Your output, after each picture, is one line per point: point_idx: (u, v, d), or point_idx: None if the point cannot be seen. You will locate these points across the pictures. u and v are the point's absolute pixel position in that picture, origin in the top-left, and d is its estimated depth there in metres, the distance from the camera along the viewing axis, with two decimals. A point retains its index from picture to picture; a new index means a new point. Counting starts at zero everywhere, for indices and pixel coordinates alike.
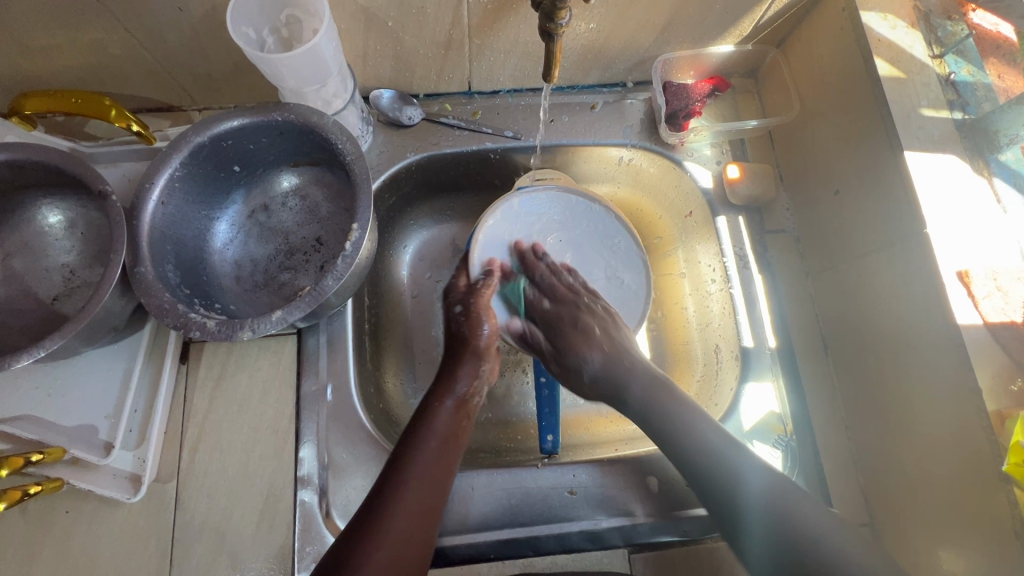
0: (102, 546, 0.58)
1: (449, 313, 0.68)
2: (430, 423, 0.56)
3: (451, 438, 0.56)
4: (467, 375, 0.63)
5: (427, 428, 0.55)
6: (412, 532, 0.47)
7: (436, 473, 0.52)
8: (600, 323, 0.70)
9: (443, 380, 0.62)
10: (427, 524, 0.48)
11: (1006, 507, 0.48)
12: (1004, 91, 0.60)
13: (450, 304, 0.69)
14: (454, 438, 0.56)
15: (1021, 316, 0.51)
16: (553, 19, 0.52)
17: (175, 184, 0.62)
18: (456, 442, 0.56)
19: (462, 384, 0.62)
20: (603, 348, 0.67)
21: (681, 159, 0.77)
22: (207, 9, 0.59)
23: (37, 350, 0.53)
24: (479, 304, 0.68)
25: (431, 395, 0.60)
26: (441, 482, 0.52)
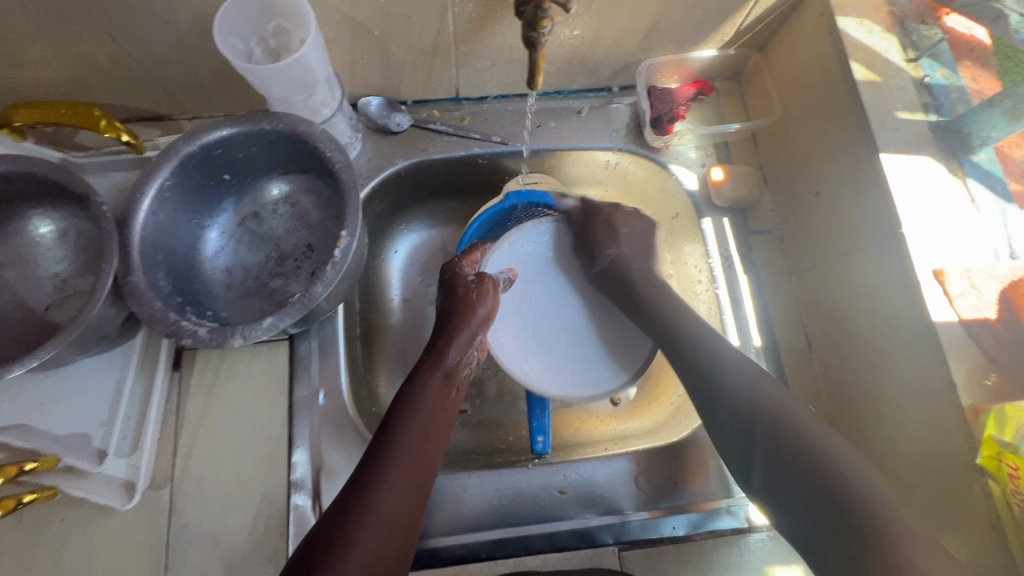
0: (97, 553, 0.59)
1: (459, 278, 0.65)
2: (420, 397, 0.56)
3: (437, 410, 0.56)
4: (459, 346, 0.61)
5: (415, 401, 0.56)
6: (400, 505, 0.48)
7: (424, 445, 0.53)
8: (629, 223, 0.73)
9: (434, 352, 0.61)
10: (414, 496, 0.50)
11: (980, 498, 0.49)
12: (977, 94, 0.61)
13: (460, 275, 0.66)
14: (443, 412, 0.57)
15: (994, 313, 0.53)
16: (535, 28, 0.53)
17: (165, 193, 0.62)
18: (443, 415, 0.57)
19: (453, 356, 0.61)
20: (624, 245, 0.71)
21: (667, 162, 0.78)
22: (195, 21, 0.59)
23: (30, 359, 0.53)
24: (488, 282, 0.65)
25: (420, 367, 0.60)
26: (429, 456, 0.53)
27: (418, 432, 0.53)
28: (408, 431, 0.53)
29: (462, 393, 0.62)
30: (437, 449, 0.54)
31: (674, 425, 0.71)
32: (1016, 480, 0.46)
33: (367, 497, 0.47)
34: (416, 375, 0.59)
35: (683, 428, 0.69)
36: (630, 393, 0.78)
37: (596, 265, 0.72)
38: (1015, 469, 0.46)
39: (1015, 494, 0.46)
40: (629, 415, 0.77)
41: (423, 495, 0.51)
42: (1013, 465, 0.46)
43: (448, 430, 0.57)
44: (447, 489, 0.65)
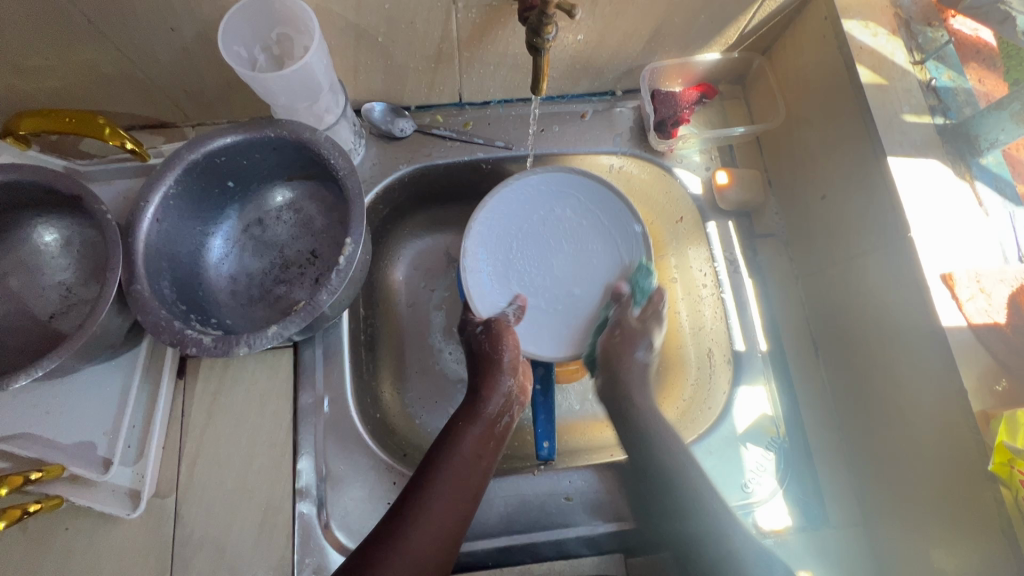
0: (103, 562, 0.59)
1: (471, 333, 0.67)
2: (457, 445, 0.57)
3: (475, 457, 0.57)
4: (498, 395, 0.61)
5: (453, 451, 0.56)
6: (424, 557, 0.49)
7: (458, 493, 0.53)
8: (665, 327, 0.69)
9: (473, 400, 0.61)
10: (441, 549, 0.50)
11: (992, 505, 0.49)
12: (983, 96, 0.62)
13: (472, 326, 0.68)
14: (481, 460, 0.57)
15: (1004, 317, 0.52)
16: (539, 34, 0.53)
17: (170, 202, 0.62)
18: (482, 466, 0.57)
19: (491, 406, 0.61)
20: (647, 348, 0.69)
21: (671, 165, 0.78)
22: (199, 29, 0.60)
23: (35, 369, 0.53)
24: (500, 325, 0.66)
25: (459, 415, 0.60)
26: (463, 507, 0.53)
27: (455, 485, 0.54)
28: (444, 484, 0.53)
29: (504, 442, 0.61)
30: (472, 501, 0.54)
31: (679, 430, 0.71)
32: None
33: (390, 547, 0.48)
34: (455, 425, 0.59)
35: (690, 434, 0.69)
36: None
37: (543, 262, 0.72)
38: None
39: None
40: None
41: (452, 546, 0.51)
42: None
43: (485, 481, 0.57)
44: None
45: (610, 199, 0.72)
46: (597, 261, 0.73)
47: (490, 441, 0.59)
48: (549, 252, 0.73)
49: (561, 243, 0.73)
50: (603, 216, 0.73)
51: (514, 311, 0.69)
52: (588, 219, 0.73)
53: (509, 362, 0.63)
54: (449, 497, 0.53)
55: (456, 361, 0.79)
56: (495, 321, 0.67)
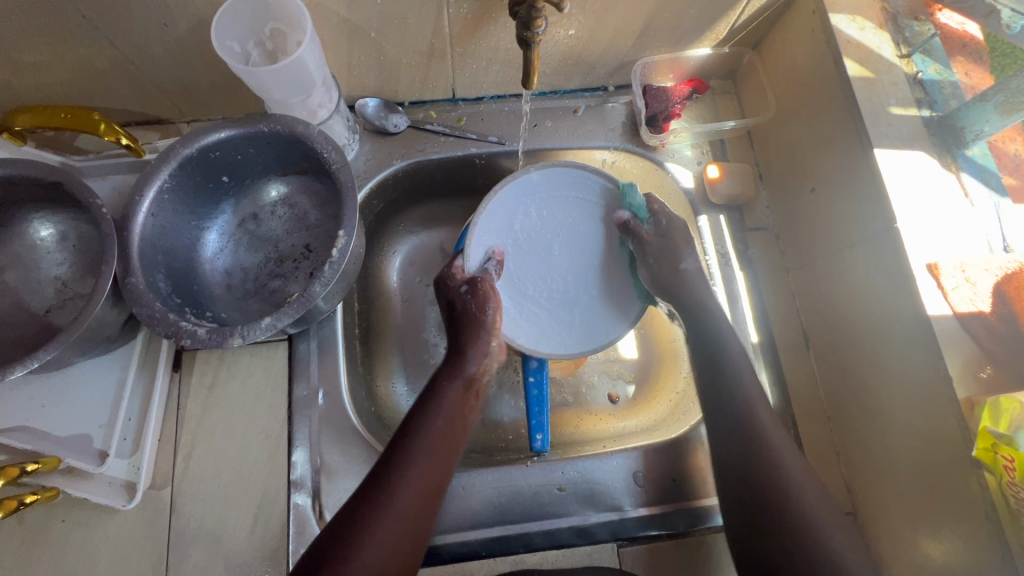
0: (99, 553, 0.59)
1: (454, 291, 0.65)
2: (438, 401, 0.56)
3: (456, 412, 0.56)
4: (478, 352, 0.61)
5: (435, 408, 0.55)
6: (412, 509, 0.48)
7: (441, 447, 0.53)
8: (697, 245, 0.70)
9: (453, 358, 0.60)
10: (427, 502, 0.49)
11: (977, 490, 0.49)
12: (970, 88, 0.62)
13: (454, 284, 0.66)
14: (461, 416, 0.56)
15: (989, 306, 0.53)
16: (529, 28, 0.54)
17: (164, 195, 0.63)
18: (463, 423, 0.56)
19: (473, 365, 0.60)
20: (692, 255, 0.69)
21: (663, 160, 0.79)
22: (193, 25, 0.60)
23: (31, 361, 0.54)
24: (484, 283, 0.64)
25: (441, 372, 0.59)
26: (446, 462, 0.52)
27: (438, 439, 0.53)
28: (428, 440, 0.52)
29: (482, 401, 0.61)
30: (454, 458, 0.53)
31: (670, 423, 0.72)
32: (1012, 472, 0.46)
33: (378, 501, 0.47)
34: (437, 384, 0.58)
35: (680, 426, 0.70)
36: (628, 391, 0.79)
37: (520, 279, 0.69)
38: (1011, 460, 0.46)
39: (1011, 486, 0.47)
40: (628, 414, 0.77)
41: (438, 499, 0.51)
42: (1008, 456, 0.46)
43: (466, 438, 0.56)
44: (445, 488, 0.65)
45: (589, 183, 0.71)
46: (592, 242, 0.73)
47: (470, 400, 0.59)
48: (547, 261, 0.72)
49: (560, 240, 0.72)
50: (572, 190, 0.72)
51: (493, 264, 0.68)
52: (559, 202, 0.72)
53: (491, 322, 0.63)
54: (433, 451, 0.52)
55: None
56: (480, 278, 0.65)
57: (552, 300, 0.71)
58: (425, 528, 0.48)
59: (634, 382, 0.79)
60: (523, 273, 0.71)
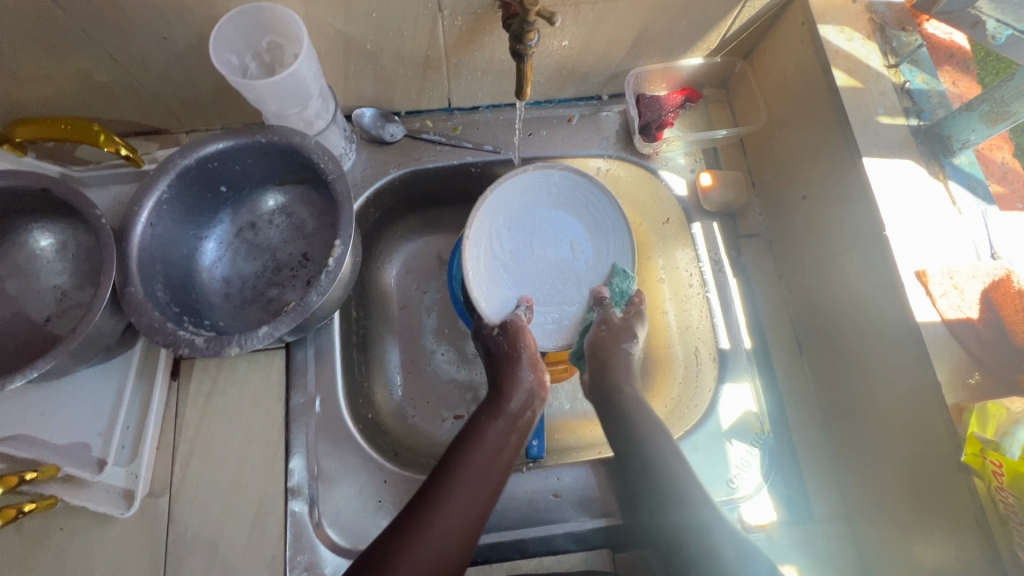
0: (97, 561, 0.60)
1: (488, 335, 0.68)
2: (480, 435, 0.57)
3: (499, 446, 0.57)
4: (520, 390, 0.62)
5: (476, 442, 0.56)
6: (449, 540, 0.48)
7: (483, 479, 0.53)
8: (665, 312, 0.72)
9: (496, 395, 0.62)
10: (466, 535, 0.49)
11: (966, 495, 0.50)
12: (957, 98, 0.63)
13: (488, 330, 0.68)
14: (503, 451, 0.56)
15: (976, 312, 0.53)
16: (522, 41, 0.55)
17: (163, 206, 0.64)
18: (505, 459, 0.56)
19: (512, 401, 0.61)
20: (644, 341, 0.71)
21: (657, 168, 0.80)
22: (192, 38, 0.61)
23: (30, 371, 0.54)
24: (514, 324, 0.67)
25: (483, 410, 0.61)
26: (486, 495, 0.53)
27: (478, 472, 0.53)
28: (467, 471, 0.53)
29: (527, 437, 0.61)
30: (495, 492, 0.53)
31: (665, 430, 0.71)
32: (999, 477, 0.47)
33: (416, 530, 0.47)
34: (478, 419, 0.59)
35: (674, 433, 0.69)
36: None
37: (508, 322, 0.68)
38: (1000, 465, 0.46)
39: (999, 490, 0.47)
40: None
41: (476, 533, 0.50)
42: (996, 461, 0.47)
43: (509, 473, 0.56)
44: None
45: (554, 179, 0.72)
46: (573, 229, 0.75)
47: (514, 436, 0.59)
48: (541, 270, 0.74)
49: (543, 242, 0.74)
50: (529, 198, 0.74)
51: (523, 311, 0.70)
52: (532, 211, 0.74)
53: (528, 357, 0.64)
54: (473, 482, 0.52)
55: (447, 362, 0.80)
56: (510, 321, 0.68)
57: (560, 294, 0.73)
58: (463, 560, 0.48)
59: None
60: (532, 293, 0.73)
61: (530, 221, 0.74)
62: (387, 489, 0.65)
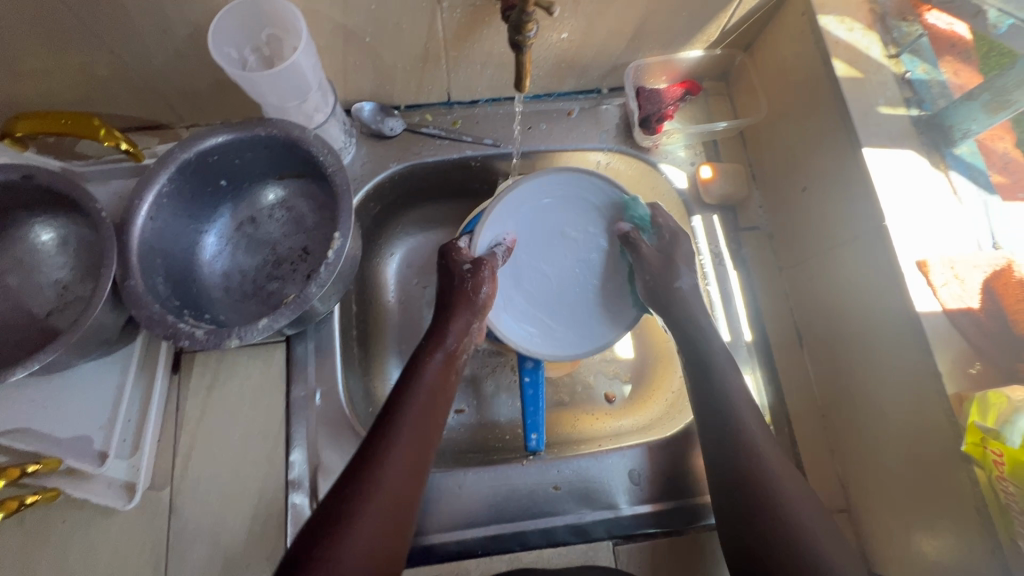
0: (99, 553, 0.60)
1: (455, 267, 0.65)
2: (419, 377, 0.57)
3: (438, 386, 0.57)
4: (459, 329, 0.62)
5: (415, 385, 0.56)
6: (400, 484, 0.49)
7: (425, 420, 0.54)
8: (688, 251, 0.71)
9: (435, 335, 0.62)
10: (416, 476, 0.51)
11: (968, 485, 0.50)
12: (959, 87, 0.62)
13: (456, 261, 0.65)
14: (442, 391, 0.58)
15: (978, 303, 0.53)
16: (520, 32, 0.54)
17: (162, 199, 0.64)
18: (444, 398, 0.58)
19: (451, 340, 0.61)
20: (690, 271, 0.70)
21: (656, 161, 0.80)
22: (191, 31, 0.61)
23: (31, 364, 0.55)
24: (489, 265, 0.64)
25: (421, 349, 0.61)
26: (429, 435, 0.54)
27: (419, 414, 0.54)
28: (409, 415, 0.54)
29: (462, 374, 0.62)
30: (436, 431, 0.55)
31: (666, 421, 0.72)
32: (1001, 466, 0.46)
33: (368, 481, 0.48)
34: (416, 360, 0.59)
35: (677, 425, 0.70)
36: (625, 391, 0.79)
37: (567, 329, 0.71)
38: (1001, 455, 0.46)
39: (1001, 480, 0.47)
40: (625, 412, 0.77)
41: (425, 470, 0.52)
42: (997, 451, 0.46)
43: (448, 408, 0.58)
44: (443, 487, 0.66)
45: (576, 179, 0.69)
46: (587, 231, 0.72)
47: (450, 374, 0.60)
48: (563, 287, 0.72)
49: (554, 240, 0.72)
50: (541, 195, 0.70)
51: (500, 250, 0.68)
52: (549, 207, 0.71)
53: (483, 303, 0.63)
54: (413, 425, 0.53)
55: None
56: (484, 258, 0.65)
57: (565, 295, 0.72)
58: (416, 499, 0.50)
59: (630, 381, 0.80)
60: (574, 310, 0.71)
61: (541, 219, 0.71)
62: None
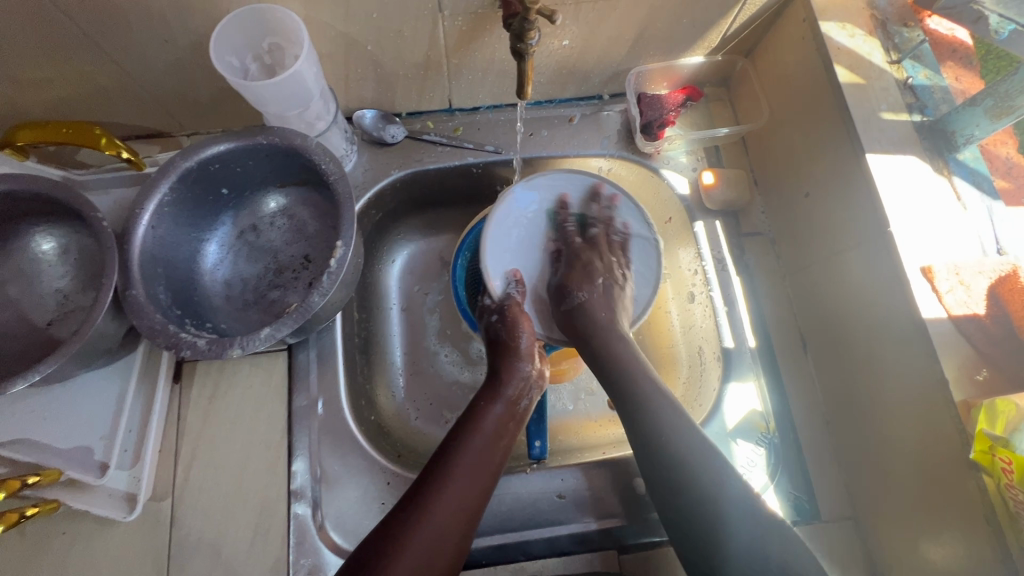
0: (100, 564, 0.59)
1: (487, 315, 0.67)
2: (479, 423, 0.57)
3: (497, 435, 0.57)
4: (519, 376, 0.62)
5: (477, 430, 0.56)
6: (447, 531, 0.49)
7: (482, 469, 0.54)
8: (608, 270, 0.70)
9: (493, 381, 0.61)
10: (462, 525, 0.51)
11: (976, 493, 0.49)
12: (961, 93, 0.63)
13: (488, 314, 0.67)
14: (500, 439, 0.57)
15: (983, 309, 0.53)
16: (523, 40, 0.55)
17: (164, 209, 0.63)
18: (502, 447, 0.57)
19: (510, 388, 0.61)
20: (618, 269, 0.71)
21: (658, 167, 0.79)
22: (192, 40, 0.61)
23: (32, 374, 0.54)
24: (513, 311, 0.66)
25: (480, 395, 0.60)
26: (485, 484, 0.54)
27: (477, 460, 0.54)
28: (464, 461, 0.54)
29: (523, 423, 0.61)
30: (491, 482, 0.54)
31: None
32: (1010, 475, 0.46)
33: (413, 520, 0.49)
34: (475, 404, 0.59)
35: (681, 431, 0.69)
36: None
37: (564, 305, 0.67)
38: (1009, 463, 0.46)
39: (1009, 488, 0.47)
40: None
41: (474, 521, 0.52)
42: (1005, 459, 0.46)
43: (505, 460, 0.57)
44: None
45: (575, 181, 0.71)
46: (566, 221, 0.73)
47: (510, 423, 0.59)
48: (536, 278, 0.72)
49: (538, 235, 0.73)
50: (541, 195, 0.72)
51: (516, 288, 0.69)
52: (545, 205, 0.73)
53: (526, 348, 0.64)
54: (466, 473, 0.53)
55: (450, 363, 0.80)
56: (509, 307, 0.67)
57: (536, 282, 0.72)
58: (461, 551, 0.50)
59: None
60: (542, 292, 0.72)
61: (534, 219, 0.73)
62: (389, 491, 0.64)
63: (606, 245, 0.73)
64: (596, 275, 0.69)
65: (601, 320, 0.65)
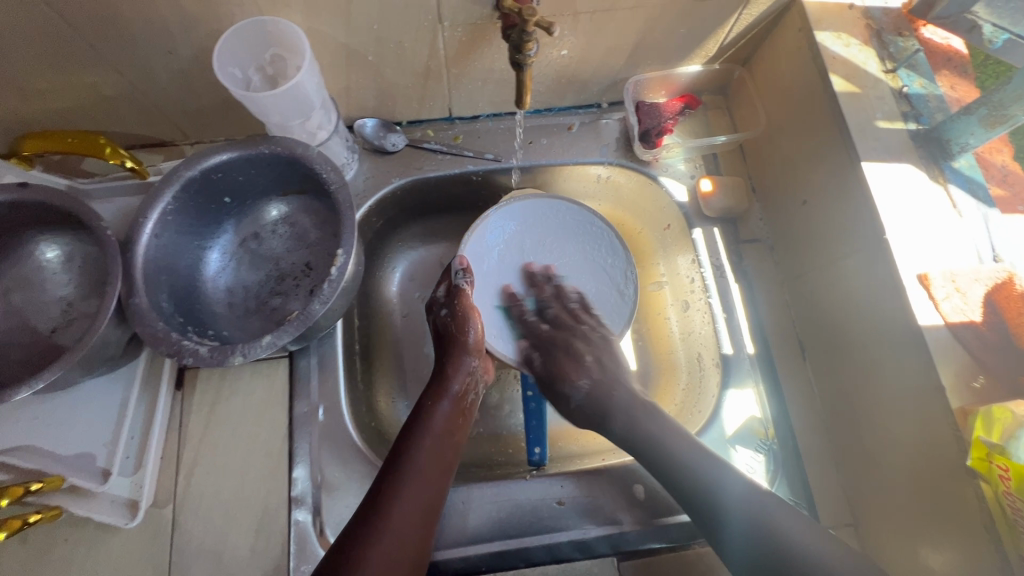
0: (101, 571, 0.60)
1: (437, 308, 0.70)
2: (428, 422, 0.60)
3: (446, 430, 0.61)
4: (465, 371, 0.66)
5: (427, 429, 0.60)
6: (409, 527, 0.52)
7: (435, 466, 0.57)
8: (593, 350, 0.71)
9: (439, 379, 0.65)
10: (423, 518, 0.54)
11: (974, 500, 0.50)
12: (955, 101, 0.63)
13: (437, 309, 0.70)
14: (450, 435, 0.61)
15: (980, 316, 0.53)
16: (521, 51, 0.55)
17: (167, 217, 0.64)
18: (453, 442, 0.61)
19: (456, 384, 0.65)
20: (590, 370, 0.69)
21: (657, 174, 0.80)
22: (196, 52, 0.62)
23: (36, 382, 0.55)
24: (462, 304, 0.68)
25: (427, 394, 0.64)
26: (439, 480, 0.57)
27: (429, 458, 0.57)
28: (418, 456, 0.57)
29: (471, 418, 0.65)
30: (445, 474, 0.58)
31: None
32: (1007, 481, 0.46)
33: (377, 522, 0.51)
34: (424, 404, 0.62)
35: None
36: None
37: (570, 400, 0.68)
38: (1006, 470, 0.46)
39: (1007, 495, 0.47)
40: None
41: (433, 514, 0.55)
42: (1003, 466, 0.46)
43: (457, 454, 0.61)
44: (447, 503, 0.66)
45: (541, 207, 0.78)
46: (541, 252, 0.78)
47: (459, 418, 0.64)
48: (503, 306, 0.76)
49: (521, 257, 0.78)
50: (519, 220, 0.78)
51: (464, 278, 0.70)
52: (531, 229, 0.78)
53: (474, 343, 0.67)
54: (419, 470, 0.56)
55: None
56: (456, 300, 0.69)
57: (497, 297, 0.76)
58: (425, 544, 0.53)
59: None
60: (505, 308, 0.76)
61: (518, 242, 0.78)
62: None
63: (572, 318, 0.74)
64: (581, 356, 0.70)
65: (611, 398, 0.66)
